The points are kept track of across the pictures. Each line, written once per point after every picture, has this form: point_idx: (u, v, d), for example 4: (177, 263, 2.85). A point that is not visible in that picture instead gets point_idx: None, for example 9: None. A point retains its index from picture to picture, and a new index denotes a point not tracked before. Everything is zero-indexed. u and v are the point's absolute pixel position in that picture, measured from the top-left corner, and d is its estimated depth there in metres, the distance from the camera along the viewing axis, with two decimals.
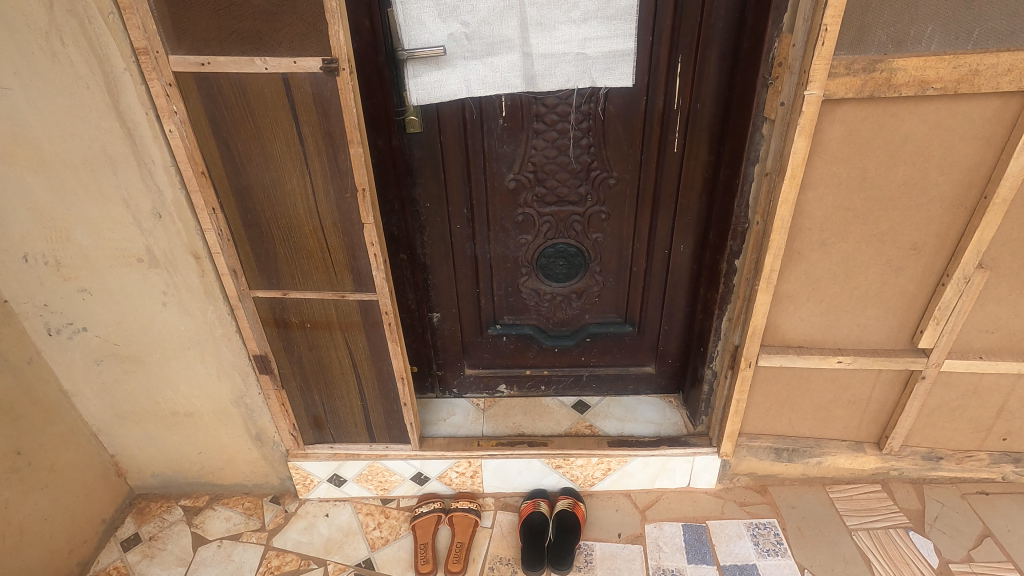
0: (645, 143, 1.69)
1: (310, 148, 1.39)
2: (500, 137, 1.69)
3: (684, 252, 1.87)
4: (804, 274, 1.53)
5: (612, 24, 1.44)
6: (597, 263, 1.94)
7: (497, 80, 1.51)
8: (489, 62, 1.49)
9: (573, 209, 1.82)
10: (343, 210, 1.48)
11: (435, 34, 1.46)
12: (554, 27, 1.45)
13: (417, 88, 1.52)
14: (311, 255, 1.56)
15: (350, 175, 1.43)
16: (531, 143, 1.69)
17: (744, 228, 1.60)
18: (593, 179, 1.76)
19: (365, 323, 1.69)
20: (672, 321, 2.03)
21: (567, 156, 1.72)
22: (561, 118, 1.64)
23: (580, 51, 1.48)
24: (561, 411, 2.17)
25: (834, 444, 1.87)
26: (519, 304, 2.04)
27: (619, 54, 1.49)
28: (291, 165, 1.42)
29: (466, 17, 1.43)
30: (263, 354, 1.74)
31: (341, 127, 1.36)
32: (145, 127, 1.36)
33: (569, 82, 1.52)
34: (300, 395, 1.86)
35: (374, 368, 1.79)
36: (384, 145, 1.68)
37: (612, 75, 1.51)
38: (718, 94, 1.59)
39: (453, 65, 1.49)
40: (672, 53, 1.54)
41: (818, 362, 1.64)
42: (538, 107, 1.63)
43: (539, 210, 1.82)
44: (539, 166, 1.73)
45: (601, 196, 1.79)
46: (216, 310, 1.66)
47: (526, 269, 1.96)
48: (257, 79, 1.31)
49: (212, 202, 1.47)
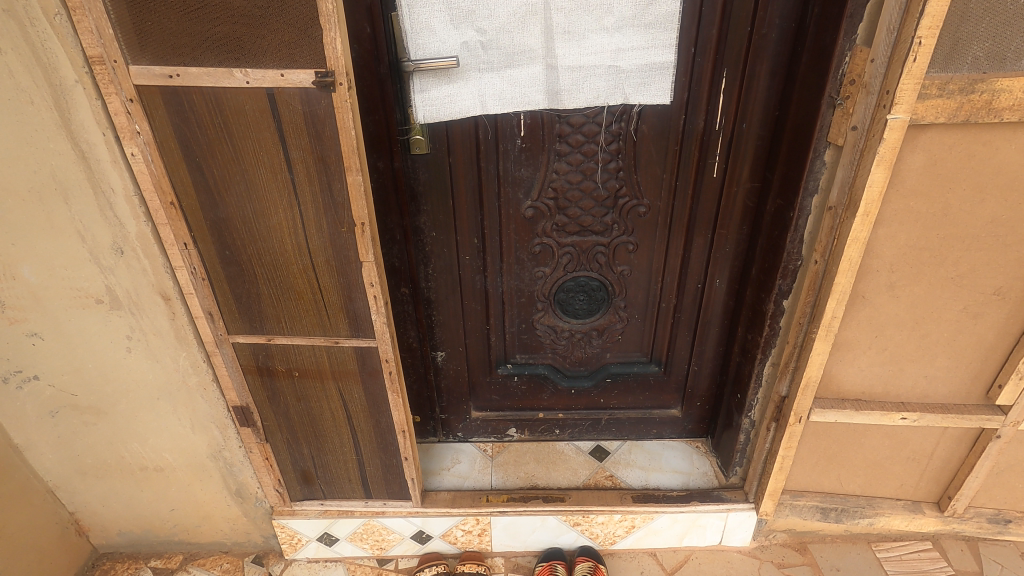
0: (680, 166, 1.50)
1: (300, 175, 1.17)
2: (518, 159, 1.49)
3: (719, 287, 1.68)
4: (867, 320, 1.34)
5: (649, 32, 1.29)
6: (622, 298, 1.73)
7: (515, 95, 1.36)
8: (508, 75, 1.34)
9: (596, 240, 1.61)
10: (339, 246, 1.25)
11: (446, 42, 1.29)
12: (583, 36, 1.30)
13: (424, 104, 1.36)
14: (300, 296, 1.33)
15: (347, 208, 1.20)
16: (552, 166, 1.49)
17: (796, 266, 1.40)
18: (620, 207, 1.56)
19: (362, 372, 1.46)
20: (703, 361, 1.83)
21: (593, 182, 1.51)
22: (588, 139, 1.45)
23: (613, 63, 1.32)
24: (578, 459, 1.96)
25: (888, 504, 1.65)
26: (534, 343, 1.83)
27: (656, 67, 1.33)
28: (276, 194, 1.19)
29: (482, 24, 1.28)
30: (244, 405, 1.53)
31: (336, 152, 1.14)
32: (102, 149, 1.14)
33: (598, 99, 1.36)
34: (286, 449, 1.64)
35: (372, 421, 1.57)
36: (386, 168, 1.47)
37: (646, 91, 1.35)
38: (767, 113, 1.40)
39: (466, 78, 1.34)
40: (716, 67, 1.36)
41: (878, 418, 1.44)
42: (561, 126, 1.43)
43: (560, 240, 1.62)
44: (561, 192, 1.53)
45: (628, 226, 1.59)
46: (189, 356, 1.44)
47: (542, 304, 1.74)
48: (236, 95, 1.08)
49: (184, 236, 1.25)
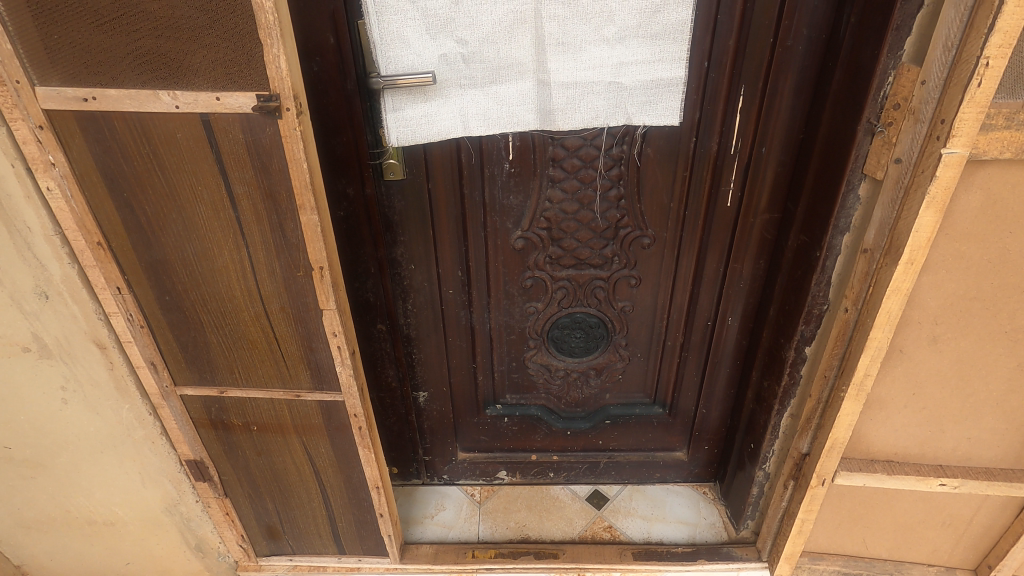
0: (690, 194, 1.33)
1: (246, 213, 1.00)
2: (506, 185, 1.32)
3: (731, 325, 1.51)
4: (904, 376, 1.16)
5: (656, 44, 1.12)
6: (623, 335, 1.56)
7: (502, 114, 1.19)
8: (493, 92, 1.17)
9: (595, 273, 1.44)
10: (295, 292, 1.08)
11: (421, 55, 1.13)
12: (579, 48, 1.13)
13: (396, 124, 1.19)
14: (255, 345, 1.16)
15: (302, 249, 1.03)
16: (545, 193, 1.32)
17: (821, 311, 1.23)
18: (621, 239, 1.38)
19: (328, 426, 1.29)
20: (712, 403, 1.66)
21: (592, 212, 1.34)
22: (585, 164, 1.27)
23: (614, 79, 1.16)
24: (574, 506, 1.79)
25: (918, 570, 1.47)
26: (525, 382, 1.66)
27: (664, 84, 1.17)
28: (220, 234, 1.02)
29: (462, 34, 1.11)
30: (198, 459, 1.36)
31: (288, 188, 0.97)
32: (11, 182, 0.97)
33: (596, 119, 1.20)
34: (249, 504, 1.47)
35: (342, 477, 1.40)
36: (357, 195, 1.30)
37: (651, 110, 1.19)
38: (789, 136, 1.22)
39: (445, 95, 1.17)
40: (732, 83, 1.18)
41: (913, 484, 1.27)
42: (555, 149, 1.26)
43: (553, 274, 1.45)
44: (554, 221, 1.36)
45: (630, 258, 1.42)
46: (132, 408, 1.27)
47: (534, 341, 1.57)
48: (165, 121, 0.91)
49: (116, 279, 1.08)
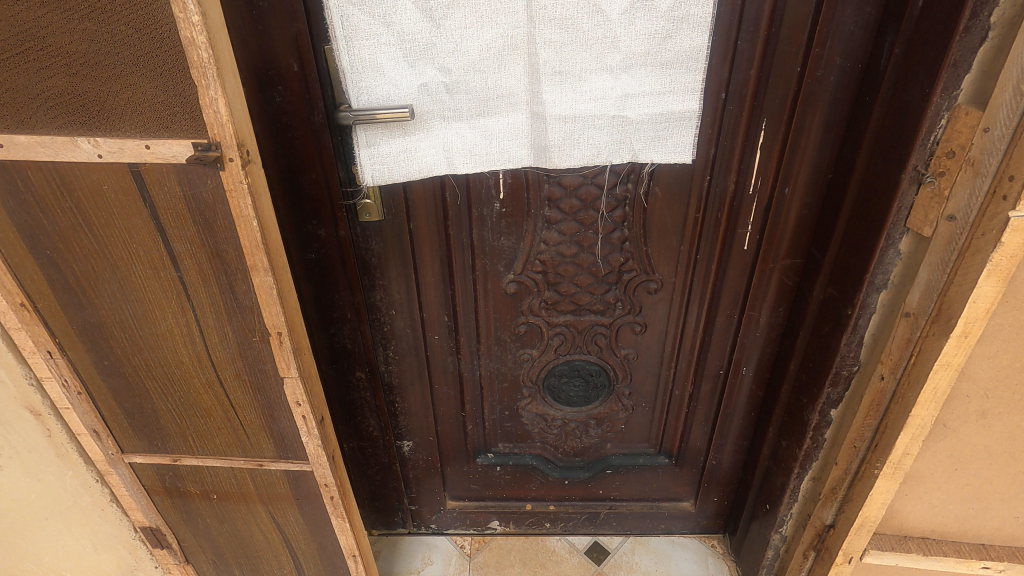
0: (702, 236, 1.19)
1: (190, 273, 0.86)
2: (496, 226, 1.18)
3: (746, 375, 1.37)
4: (947, 452, 1.02)
5: (666, 74, 0.98)
6: (626, 384, 1.42)
7: (491, 149, 1.05)
8: (481, 125, 1.03)
9: (595, 320, 1.30)
10: (251, 359, 0.94)
11: (398, 84, 0.99)
12: (579, 77, 0.99)
13: (371, 161, 1.05)
14: (209, 413, 1.03)
15: (257, 313, 0.89)
16: (540, 235, 1.18)
17: (850, 373, 1.09)
18: (625, 284, 1.24)
19: (296, 495, 1.16)
20: (723, 455, 1.52)
21: (592, 256, 1.20)
22: (586, 205, 1.13)
23: (618, 113, 1.02)
24: (572, 561, 1.66)
25: None
26: (519, 431, 1.52)
27: (675, 118, 1.03)
28: (162, 296, 0.89)
29: (445, 61, 0.97)
30: (154, 527, 1.23)
31: (236, 246, 0.83)
32: None
33: (597, 156, 1.06)
34: (214, 570, 1.34)
35: (314, 546, 1.26)
36: (329, 237, 1.16)
37: (660, 147, 1.05)
38: (816, 176, 1.08)
39: (426, 129, 1.03)
40: (752, 117, 1.04)
41: (952, 565, 1.13)
42: (551, 188, 1.12)
43: (550, 320, 1.31)
44: (550, 265, 1.22)
45: (635, 304, 1.28)
46: (77, 476, 1.13)
47: (528, 390, 1.44)
48: (89, 171, 0.77)
49: (46, 343, 0.94)
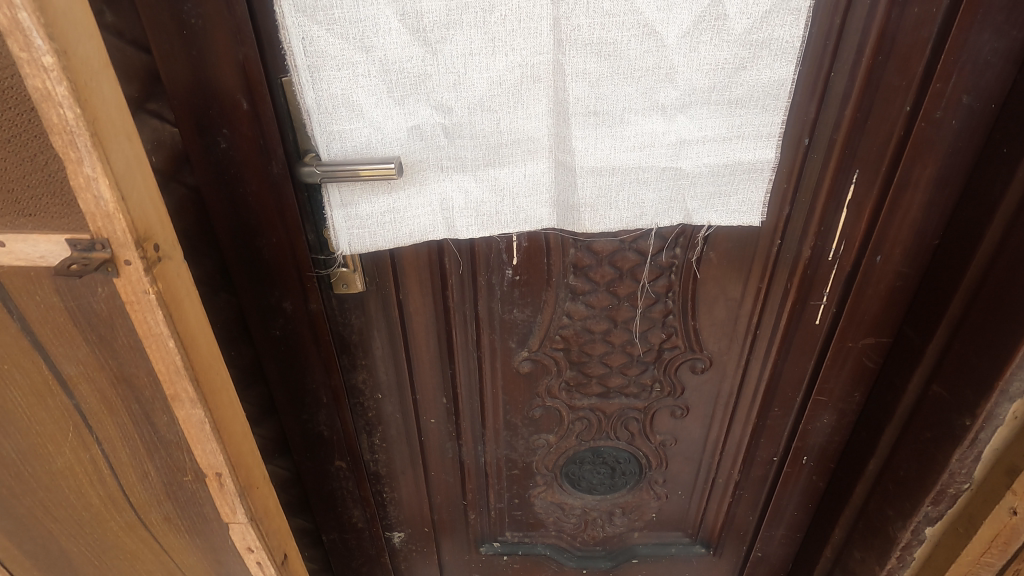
0: (765, 308, 0.95)
1: (89, 399, 0.62)
2: (507, 297, 0.94)
3: (806, 465, 1.13)
4: None
5: (735, 113, 0.75)
6: (659, 470, 1.18)
7: (502, 208, 0.81)
8: (490, 178, 0.79)
9: (627, 403, 1.06)
10: (183, 499, 0.70)
11: (381, 127, 0.75)
12: (620, 119, 0.75)
13: (348, 223, 0.81)
14: (134, 557, 0.78)
15: (188, 448, 0.65)
16: (562, 307, 0.94)
17: (961, 489, 0.88)
18: (665, 362, 1.01)
19: None
20: (771, 547, 1.29)
21: (628, 332, 0.96)
22: (622, 273, 0.90)
23: (670, 163, 0.78)
24: None
25: None
26: (530, 519, 1.28)
27: (743, 169, 0.79)
28: (52, 426, 0.64)
29: (444, 97, 0.73)
30: None
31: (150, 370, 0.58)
32: None
33: (640, 217, 0.82)
34: None
35: None
36: (296, 311, 0.92)
37: (721, 206, 0.81)
38: (919, 242, 0.85)
39: (418, 183, 0.79)
40: (842, 167, 0.81)
41: None
42: (579, 253, 0.88)
43: (571, 403, 1.07)
44: (574, 341, 0.98)
45: (677, 385, 1.04)
46: None
47: (542, 477, 1.20)
48: None
49: None
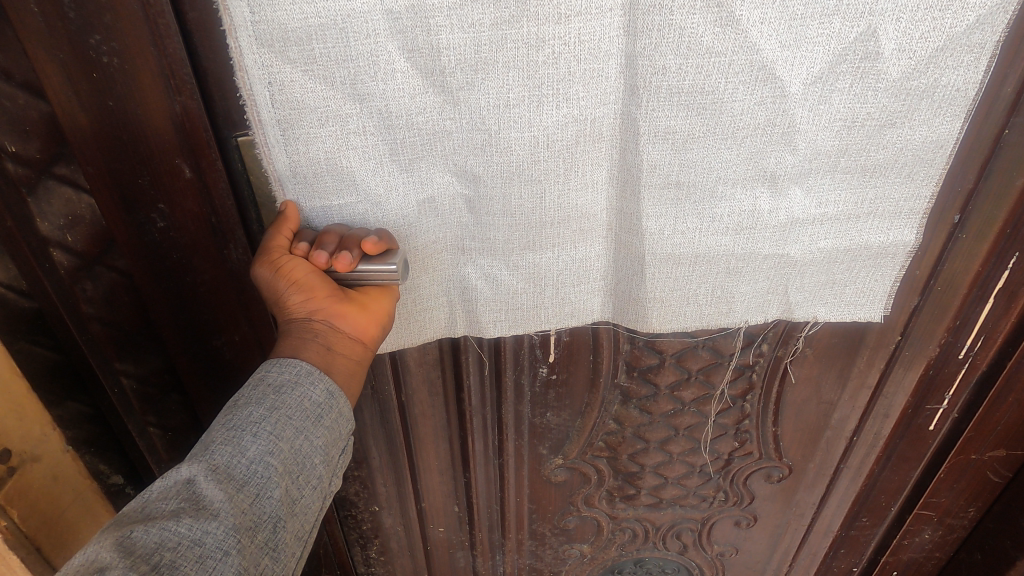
0: (867, 412, 0.75)
1: None
2: (541, 399, 0.74)
3: None
4: None
5: (871, 185, 0.54)
6: None
7: (543, 304, 0.60)
8: (528, 267, 0.58)
9: (683, 514, 0.86)
10: None
11: (380, 203, 0.53)
12: (713, 193, 0.54)
13: None
14: None
15: None
16: (610, 412, 0.74)
17: None
18: (734, 471, 0.81)
19: None
20: None
21: (693, 439, 0.77)
22: (690, 375, 0.71)
23: (774, 249, 0.57)
24: None
25: None
26: None
27: (871, 255, 0.58)
28: None
29: (467, 164, 0.52)
30: None
31: None
32: None
33: (727, 314, 0.61)
34: None
35: None
36: None
37: (836, 301, 0.61)
38: None
39: (430, 273, 0.58)
40: (997, 251, 0.60)
41: None
42: (640, 352, 0.68)
43: (614, 514, 0.86)
44: (623, 450, 0.78)
45: (745, 494, 0.84)
46: None
47: None
48: None
49: None
